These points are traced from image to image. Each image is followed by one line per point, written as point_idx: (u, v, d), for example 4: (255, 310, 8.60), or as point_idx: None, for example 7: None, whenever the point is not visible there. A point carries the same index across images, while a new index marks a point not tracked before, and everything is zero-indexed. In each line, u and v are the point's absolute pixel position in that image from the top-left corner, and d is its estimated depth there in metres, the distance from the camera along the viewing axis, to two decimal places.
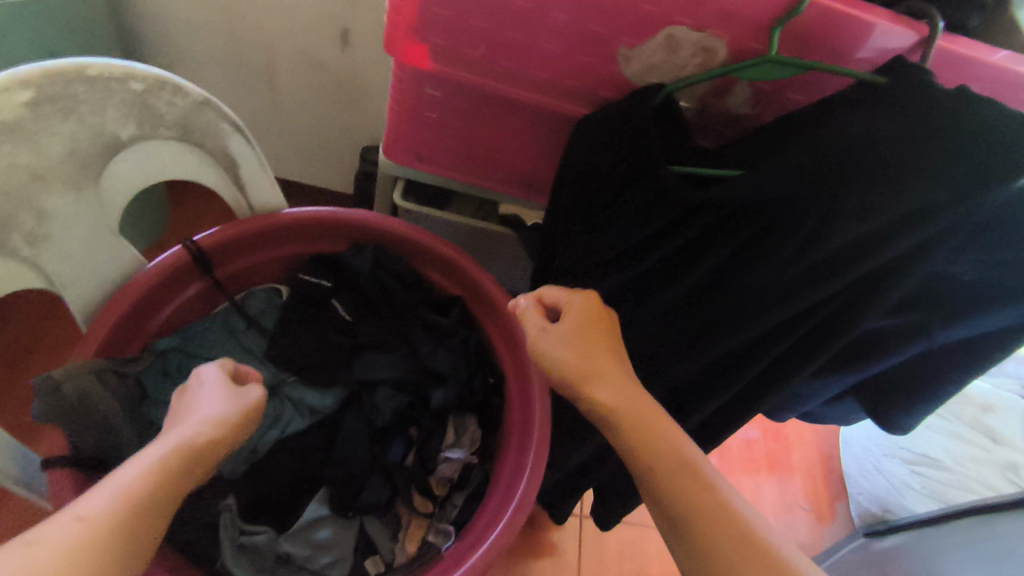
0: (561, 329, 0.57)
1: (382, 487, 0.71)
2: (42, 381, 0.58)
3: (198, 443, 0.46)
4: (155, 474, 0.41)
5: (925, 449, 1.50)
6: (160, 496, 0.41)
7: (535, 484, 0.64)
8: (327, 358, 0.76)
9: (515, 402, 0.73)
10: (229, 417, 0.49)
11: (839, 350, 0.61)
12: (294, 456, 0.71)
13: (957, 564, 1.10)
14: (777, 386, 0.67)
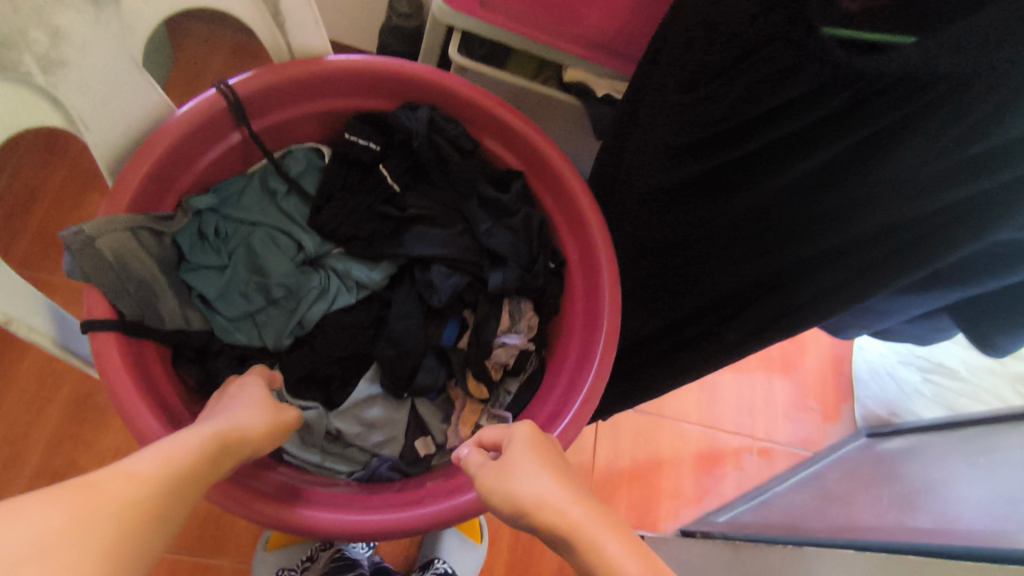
0: (506, 457, 0.44)
1: (437, 369, 0.68)
2: (70, 238, 0.52)
3: (232, 433, 0.46)
4: (195, 451, 0.40)
5: (942, 357, 1.47)
6: (215, 465, 0.42)
7: (604, 375, 0.62)
8: (374, 229, 0.69)
9: (582, 290, 0.69)
10: (257, 424, 0.50)
11: (951, 260, 0.54)
12: (344, 331, 0.67)
13: (945, 474, 1.08)
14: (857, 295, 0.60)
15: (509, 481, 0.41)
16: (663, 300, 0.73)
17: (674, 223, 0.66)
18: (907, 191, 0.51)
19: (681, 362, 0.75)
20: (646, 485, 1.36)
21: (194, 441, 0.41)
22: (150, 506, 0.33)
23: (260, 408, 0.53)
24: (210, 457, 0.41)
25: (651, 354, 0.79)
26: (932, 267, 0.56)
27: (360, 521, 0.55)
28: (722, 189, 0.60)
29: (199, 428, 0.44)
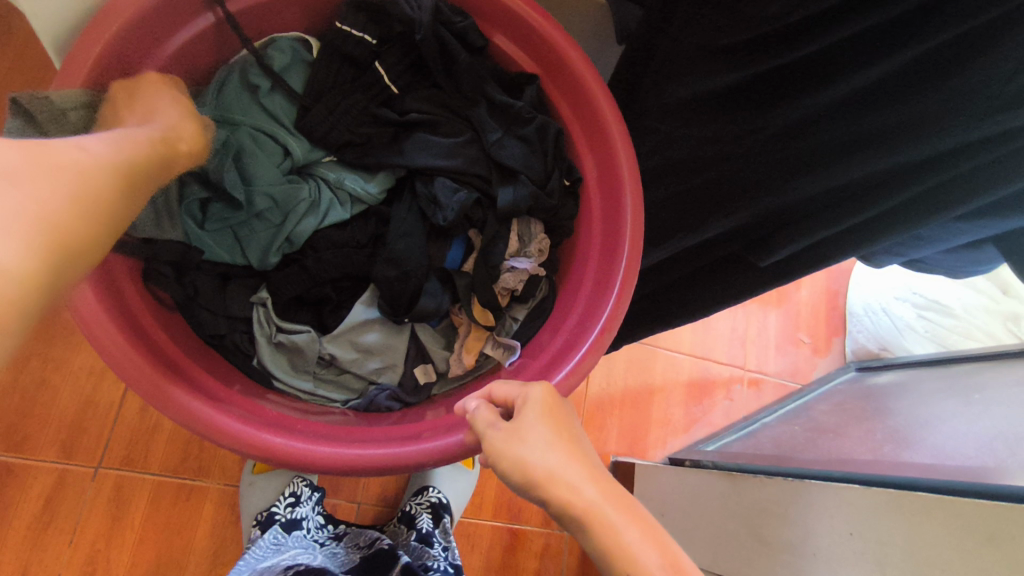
0: (516, 422, 0.36)
1: (441, 294, 0.62)
2: (34, 106, 0.46)
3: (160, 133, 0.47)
4: (131, 148, 0.43)
5: (941, 297, 1.49)
6: (154, 168, 0.45)
7: (625, 304, 0.57)
8: (373, 135, 0.61)
9: (602, 214, 0.63)
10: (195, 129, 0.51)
11: (1012, 186, 0.50)
12: (336, 251, 0.61)
13: (938, 409, 1.09)
14: (905, 218, 0.57)
15: (521, 457, 0.34)
16: (681, 224, 0.68)
17: (703, 140, 0.59)
18: (986, 104, 0.44)
19: (717, 287, 0.72)
20: (637, 412, 1.36)
21: (137, 145, 0.43)
22: (88, 182, 0.38)
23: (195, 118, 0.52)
24: (151, 160, 0.44)
25: (674, 278, 0.75)
26: (991, 196, 0.51)
27: (364, 455, 0.49)
28: (766, 101, 0.52)
29: (127, 132, 0.44)
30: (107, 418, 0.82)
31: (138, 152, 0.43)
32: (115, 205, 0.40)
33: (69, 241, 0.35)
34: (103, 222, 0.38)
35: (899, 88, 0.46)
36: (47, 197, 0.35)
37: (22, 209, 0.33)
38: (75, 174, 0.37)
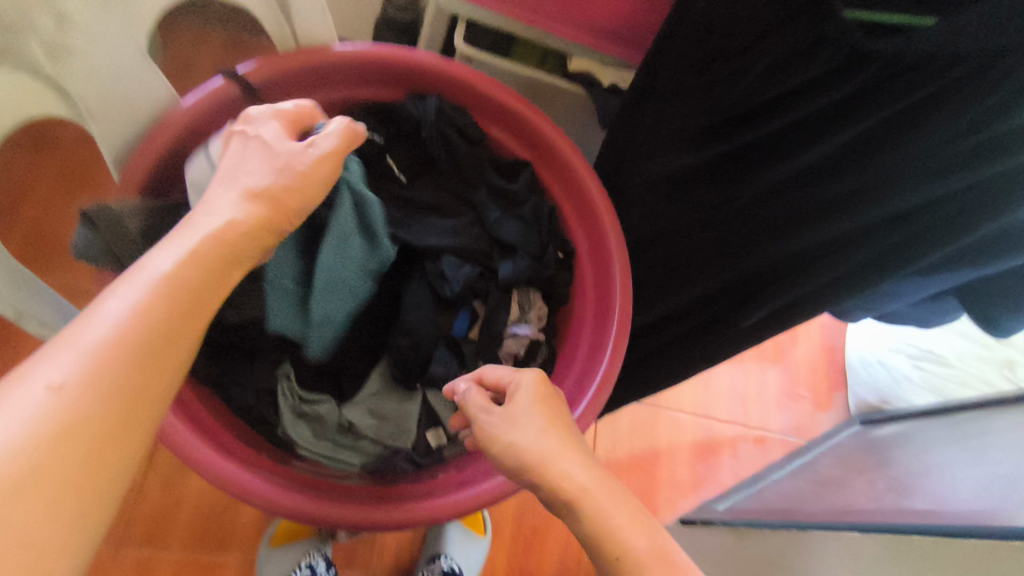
0: (510, 407, 0.44)
1: (450, 361, 0.67)
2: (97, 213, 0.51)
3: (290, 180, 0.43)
4: (177, 276, 0.35)
5: (933, 346, 1.52)
6: (214, 279, 0.38)
7: (619, 363, 0.62)
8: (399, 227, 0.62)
9: (594, 282, 0.69)
10: (283, 184, 0.43)
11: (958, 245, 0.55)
12: (352, 325, 0.66)
13: (940, 458, 1.10)
14: (869, 276, 0.62)
15: (516, 437, 0.41)
16: (666, 287, 0.74)
17: (683, 210, 0.66)
18: (922, 171, 0.51)
19: (703, 346, 0.77)
20: (644, 475, 1.37)
21: (174, 275, 0.35)
22: (111, 383, 0.31)
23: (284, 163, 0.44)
24: (205, 280, 0.37)
25: (665, 341, 0.80)
26: (940, 252, 0.57)
27: (385, 514, 0.53)
28: (734, 174, 0.60)
29: (173, 254, 0.36)
30: (131, 497, 0.86)
31: (186, 279, 0.36)
32: (151, 381, 0.33)
33: (83, 478, 0.29)
34: (135, 416, 0.32)
35: (843, 162, 0.53)
36: (48, 441, 0.28)
37: (46, 414, 0.28)
38: (85, 383, 0.30)
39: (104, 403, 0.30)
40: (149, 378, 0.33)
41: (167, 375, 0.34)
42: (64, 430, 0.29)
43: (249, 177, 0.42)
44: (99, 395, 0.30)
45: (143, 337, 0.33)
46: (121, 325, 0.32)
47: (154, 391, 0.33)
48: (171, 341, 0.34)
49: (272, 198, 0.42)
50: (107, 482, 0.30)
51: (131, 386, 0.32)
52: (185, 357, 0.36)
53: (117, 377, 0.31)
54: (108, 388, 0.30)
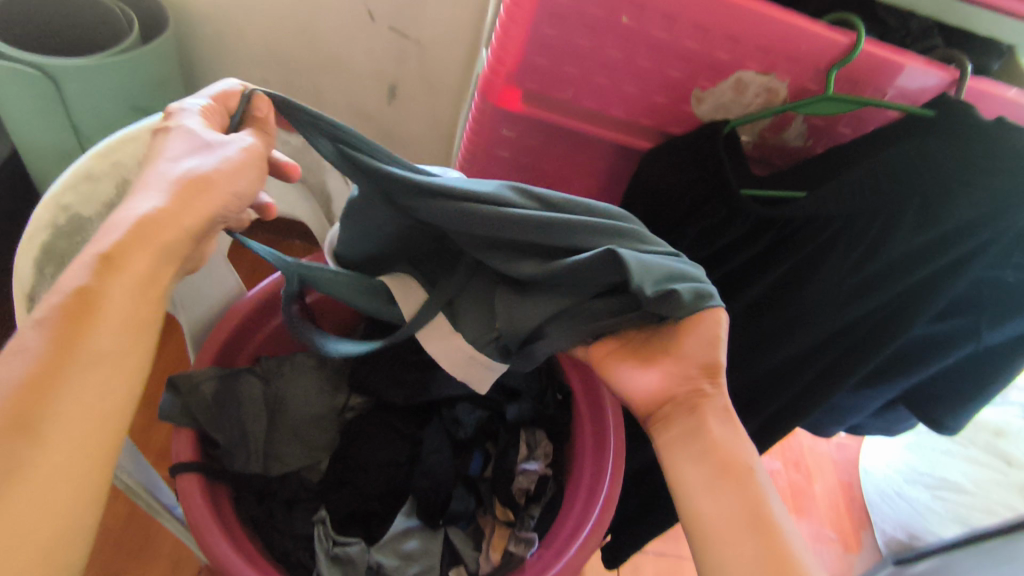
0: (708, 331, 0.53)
1: (468, 497, 0.75)
2: (181, 378, 0.66)
3: (210, 172, 0.46)
4: (85, 285, 0.41)
5: (946, 472, 1.31)
6: (139, 271, 0.43)
7: (617, 483, 0.70)
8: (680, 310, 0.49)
9: (587, 418, 0.78)
10: (217, 165, 0.47)
11: (878, 362, 0.66)
12: (381, 470, 0.75)
13: None
14: (817, 403, 0.70)
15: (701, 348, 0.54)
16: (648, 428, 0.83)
17: None
18: (834, 304, 0.63)
19: None
20: None
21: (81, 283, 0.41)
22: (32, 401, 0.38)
23: (217, 144, 0.48)
24: (127, 273, 0.43)
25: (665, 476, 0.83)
26: (867, 371, 0.67)
27: None
28: None
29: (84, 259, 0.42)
30: None
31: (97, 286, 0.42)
32: (74, 384, 0.40)
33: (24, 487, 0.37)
34: (61, 418, 0.39)
35: (774, 299, 0.67)
36: None
37: None
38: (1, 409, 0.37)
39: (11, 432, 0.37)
40: (57, 392, 0.39)
41: (91, 391, 0.40)
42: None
43: (167, 171, 0.46)
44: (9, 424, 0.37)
45: (53, 354, 0.39)
46: (31, 356, 0.39)
47: (87, 415, 0.40)
48: (78, 364, 0.40)
49: (198, 179, 0.46)
50: (40, 494, 0.37)
51: (45, 405, 0.38)
52: (118, 371, 0.42)
53: (27, 399, 0.38)
54: (12, 415, 0.37)
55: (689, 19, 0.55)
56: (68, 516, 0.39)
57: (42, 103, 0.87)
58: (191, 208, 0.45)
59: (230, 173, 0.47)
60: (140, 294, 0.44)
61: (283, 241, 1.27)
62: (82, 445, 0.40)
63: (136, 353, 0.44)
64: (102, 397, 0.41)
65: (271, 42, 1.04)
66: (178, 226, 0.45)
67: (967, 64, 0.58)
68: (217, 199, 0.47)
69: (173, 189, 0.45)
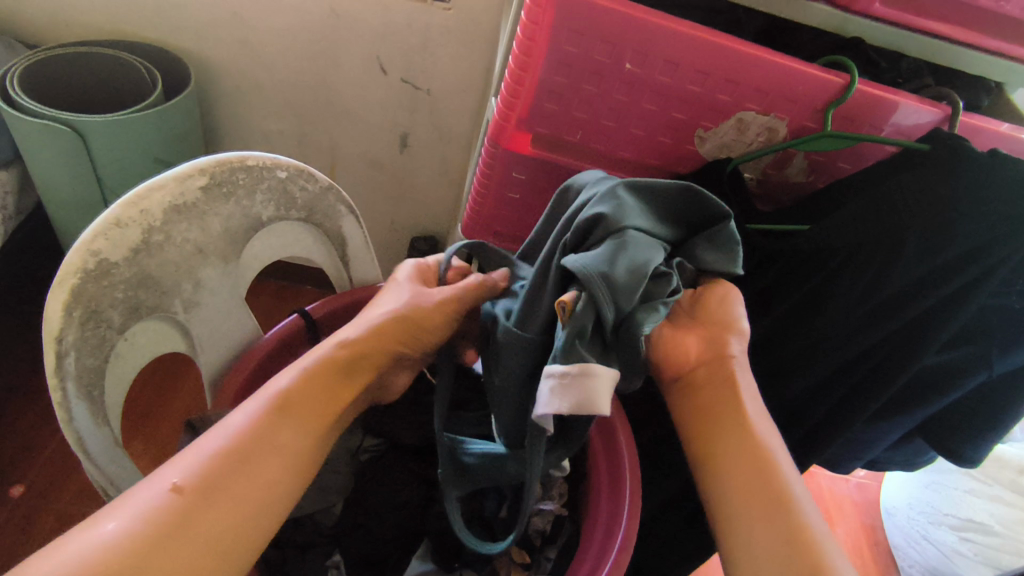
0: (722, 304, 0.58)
1: (484, 538, 0.74)
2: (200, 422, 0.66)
3: (417, 315, 0.58)
4: (282, 393, 0.50)
5: (972, 513, 1.24)
6: (316, 393, 0.52)
7: (636, 522, 0.69)
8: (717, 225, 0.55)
9: (602, 457, 0.77)
10: (409, 311, 0.58)
11: (893, 393, 0.66)
12: (396, 513, 0.74)
13: None
14: (834, 436, 0.70)
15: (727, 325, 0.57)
16: (664, 466, 0.82)
17: None
18: (842, 335, 0.64)
19: None
20: None
21: (280, 386, 0.51)
22: (217, 471, 0.44)
23: (414, 295, 0.59)
24: (311, 388, 0.52)
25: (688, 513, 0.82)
26: (882, 402, 0.66)
27: None
28: None
29: (294, 368, 0.52)
30: None
31: (290, 390, 0.51)
32: (254, 465, 0.46)
33: (189, 542, 0.41)
34: (233, 493, 0.44)
35: (785, 331, 0.68)
36: (156, 521, 0.40)
37: (155, 504, 0.41)
38: (193, 473, 0.43)
39: (195, 495, 0.42)
40: (238, 469, 0.45)
41: (262, 475, 0.46)
42: (176, 510, 0.41)
43: (378, 310, 0.58)
44: (195, 489, 0.42)
45: (250, 439, 0.47)
46: (230, 436, 0.46)
47: (250, 494, 0.45)
48: (258, 451, 0.47)
49: (387, 323, 0.57)
50: (202, 550, 0.41)
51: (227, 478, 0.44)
52: (286, 458, 0.48)
53: (213, 470, 0.44)
54: (198, 483, 0.43)
55: (691, 64, 0.58)
56: (216, 572, 0.42)
57: (71, 157, 0.91)
58: (377, 339, 0.56)
59: (423, 321, 0.58)
60: (315, 398, 0.52)
61: (297, 287, 1.30)
62: (241, 517, 0.44)
63: (305, 446, 0.50)
64: (271, 481, 0.46)
65: (288, 96, 1.09)
66: (374, 352, 0.57)
67: (959, 101, 0.60)
68: (407, 338, 0.58)
69: (374, 325, 0.57)
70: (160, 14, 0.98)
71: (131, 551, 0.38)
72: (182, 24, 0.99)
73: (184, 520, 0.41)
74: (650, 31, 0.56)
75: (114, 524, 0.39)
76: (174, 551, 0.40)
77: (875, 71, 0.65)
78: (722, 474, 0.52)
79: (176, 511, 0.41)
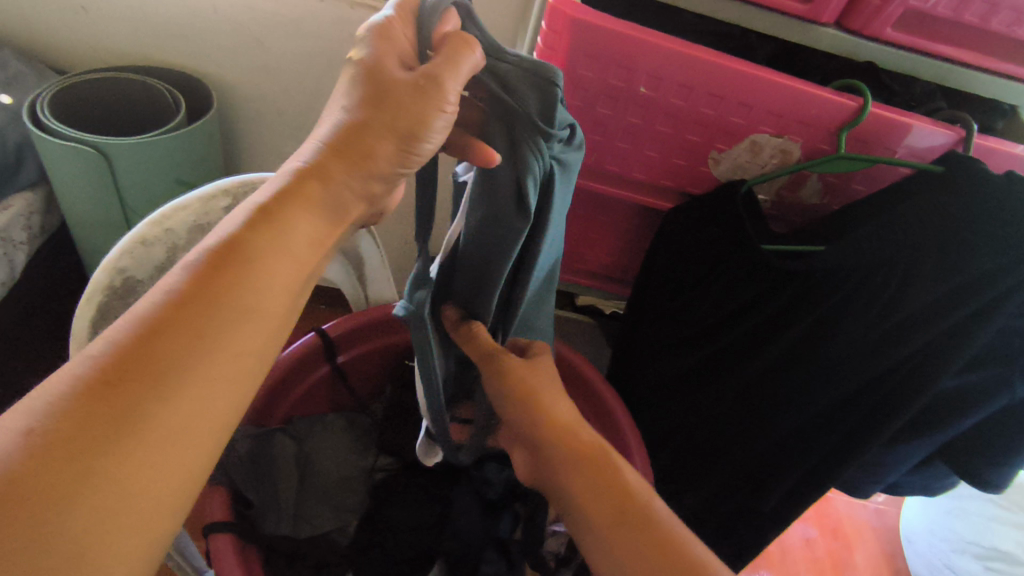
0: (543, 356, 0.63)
1: (500, 560, 0.72)
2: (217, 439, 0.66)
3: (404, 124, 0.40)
4: (234, 237, 0.38)
5: (996, 541, 1.20)
6: (280, 240, 0.39)
7: None
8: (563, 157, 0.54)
9: None
10: (368, 118, 0.40)
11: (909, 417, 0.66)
12: (411, 533, 0.74)
13: None
14: (851, 460, 0.69)
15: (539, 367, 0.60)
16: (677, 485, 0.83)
17: (688, 408, 0.79)
18: (858, 356, 0.64)
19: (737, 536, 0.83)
20: None
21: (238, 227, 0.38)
22: (153, 342, 0.34)
23: (366, 84, 0.40)
24: (284, 236, 0.39)
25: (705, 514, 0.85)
26: (898, 426, 0.66)
27: None
28: (721, 372, 0.74)
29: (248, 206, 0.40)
30: None
31: (256, 234, 0.38)
32: (205, 334, 0.35)
33: (113, 430, 0.31)
34: (183, 375, 0.34)
35: (803, 352, 0.68)
36: (74, 405, 0.31)
37: (73, 388, 0.31)
38: (120, 348, 0.33)
39: (133, 372, 0.33)
40: (188, 342, 0.35)
41: (227, 347, 0.36)
42: (95, 396, 0.31)
43: (330, 116, 0.41)
44: (131, 372, 0.33)
45: (194, 299, 0.36)
46: (170, 295, 0.35)
47: (203, 378, 0.35)
48: (209, 309, 0.36)
49: (342, 145, 0.40)
50: (158, 445, 0.33)
51: (177, 359, 0.34)
52: (253, 328, 0.38)
53: (156, 342, 0.34)
54: (132, 365, 0.33)
55: (704, 88, 0.59)
56: (171, 465, 0.33)
57: (94, 178, 0.93)
58: (350, 168, 0.41)
59: (395, 121, 0.39)
60: (288, 249, 0.39)
61: (311, 306, 1.31)
62: (202, 405, 0.35)
63: (281, 307, 0.39)
64: (241, 353, 0.37)
65: (306, 118, 1.11)
66: (348, 172, 0.41)
67: (972, 123, 0.61)
68: (389, 151, 0.41)
69: (332, 139, 0.41)
70: (184, 41, 1.02)
71: (59, 442, 0.30)
72: (204, 51, 1.02)
73: (120, 414, 0.32)
74: (665, 56, 0.57)
75: (34, 408, 0.30)
76: (98, 445, 0.31)
77: (888, 95, 0.65)
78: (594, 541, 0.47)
79: (97, 398, 0.31)
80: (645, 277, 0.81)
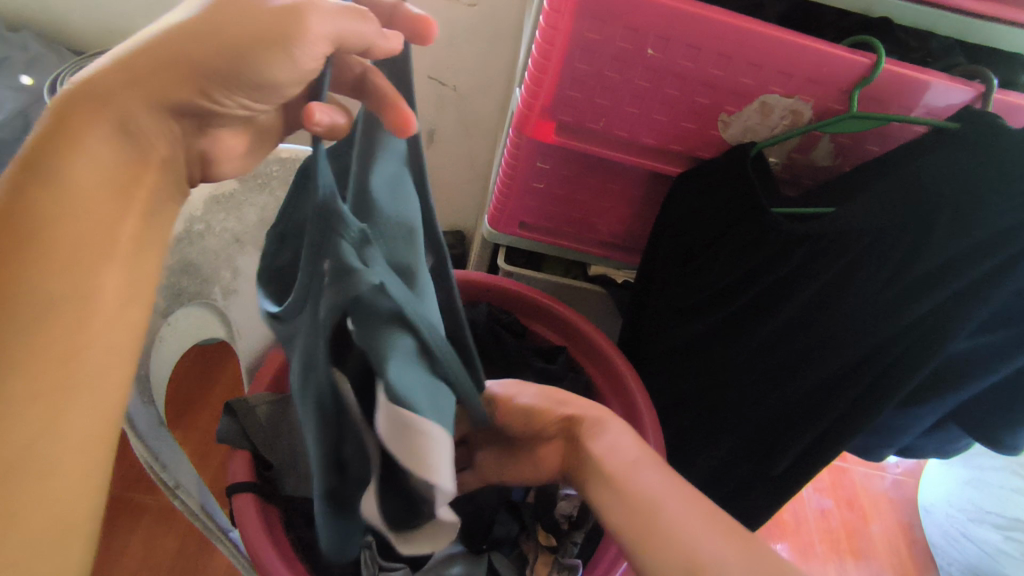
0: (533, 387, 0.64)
1: (511, 522, 0.77)
2: (238, 403, 0.70)
3: (220, 54, 0.34)
4: (20, 185, 0.34)
5: (1017, 511, 1.17)
6: (65, 166, 0.34)
7: None
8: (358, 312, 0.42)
9: None
10: (202, 21, 0.34)
11: (923, 379, 0.66)
12: None
13: None
14: (864, 420, 0.69)
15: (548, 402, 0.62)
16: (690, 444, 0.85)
17: (691, 372, 0.80)
18: (872, 317, 0.64)
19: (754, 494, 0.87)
20: None
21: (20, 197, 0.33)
22: None
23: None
24: (76, 191, 0.34)
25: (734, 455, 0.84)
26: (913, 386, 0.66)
27: None
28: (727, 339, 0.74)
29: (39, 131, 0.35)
30: None
31: (45, 202, 0.34)
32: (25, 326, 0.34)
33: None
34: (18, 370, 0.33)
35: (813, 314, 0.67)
36: None
37: None
38: None
39: None
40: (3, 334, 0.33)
41: (54, 330, 0.35)
42: None
43: (180, 13, 0.36)
44: None
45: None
46: None
47: (54, 366, 0.35)
48: (25, 301, 0.34)
49: (163, 42, 0.34)
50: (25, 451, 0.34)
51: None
52: (93, 312, 0.36)
53: None
54: None
55: (712, 48, 0.59)
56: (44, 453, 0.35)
57: None
58: (155, 89, 0.34)
59: (220, 31, 0.34)
60: (92, 215, 0.35)
61: None
62: (52, 382, 0.35)
63: (114, 280, 0.37)
64: (76, 330, 0.35)
65: None
66: (159, 92, 0.34)
67: (992, 79, 0.59)
68: (223, 64, 0.34)
69: (151, 42, 0.34)
70: None
71: None
72: None
73: None
74: (671, 17, 0.57)
75: None
76: None
77: (904, 52, 0.64)
78: (661, 526, 0.46)
79: None
80: (653, 248, 0.81)
